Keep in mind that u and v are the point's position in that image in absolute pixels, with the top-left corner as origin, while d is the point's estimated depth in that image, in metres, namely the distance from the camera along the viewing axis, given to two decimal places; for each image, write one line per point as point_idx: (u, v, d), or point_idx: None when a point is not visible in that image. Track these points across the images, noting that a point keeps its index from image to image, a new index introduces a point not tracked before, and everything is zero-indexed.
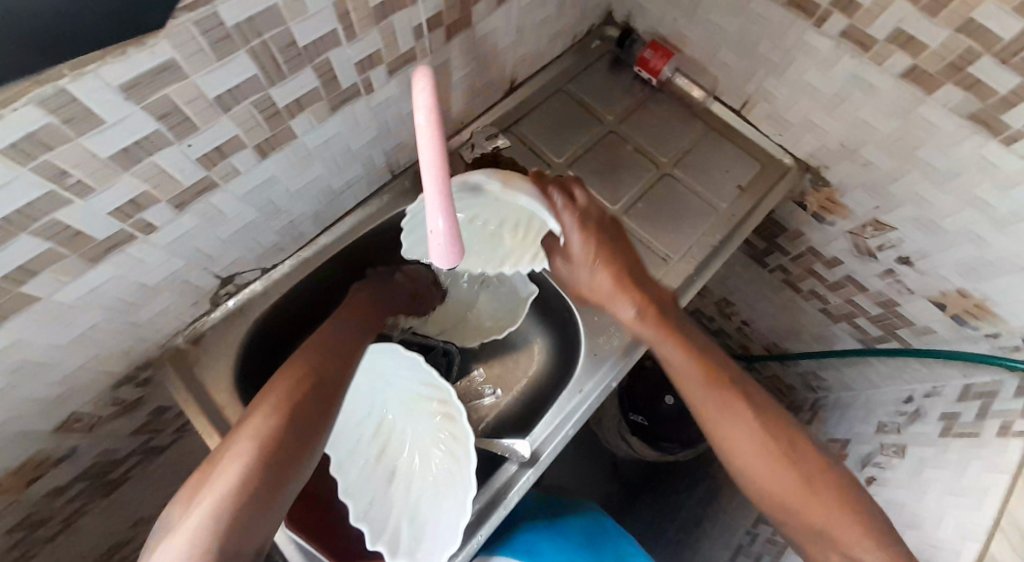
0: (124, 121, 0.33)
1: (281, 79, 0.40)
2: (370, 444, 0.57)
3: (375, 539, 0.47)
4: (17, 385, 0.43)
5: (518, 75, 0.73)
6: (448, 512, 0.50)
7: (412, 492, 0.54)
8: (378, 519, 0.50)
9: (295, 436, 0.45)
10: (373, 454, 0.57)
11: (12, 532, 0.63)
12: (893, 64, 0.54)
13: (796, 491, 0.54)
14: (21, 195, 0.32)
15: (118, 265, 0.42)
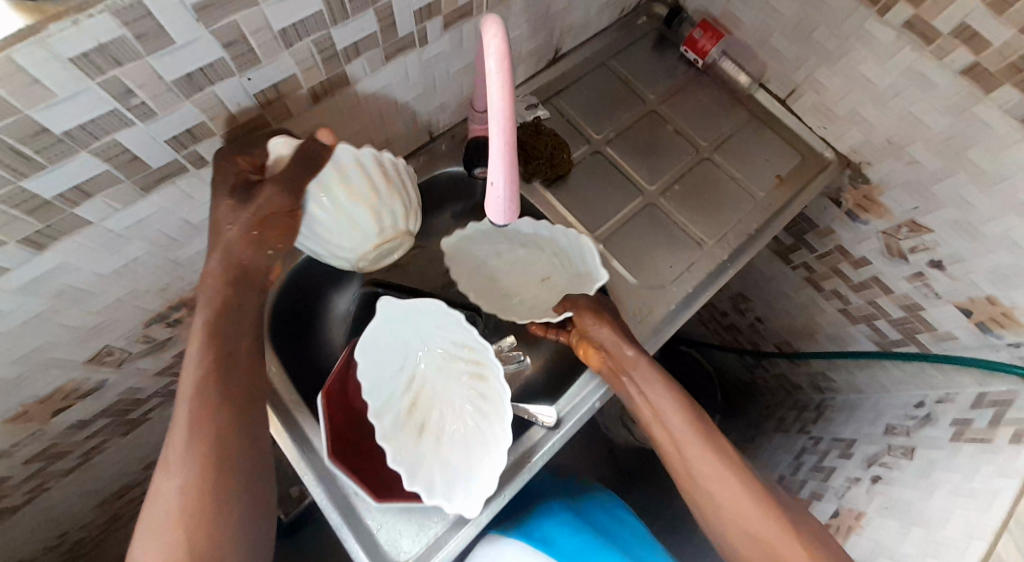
0: (193, 44, 0.32)
1: (344, 19, 0.39)
2: (402, 397, 0.57)
3: (412, 480, 0.49)
4: (58, 310, 0.43)
5: (563, 46, 0.72)
6: (484, 466, 0.51)
7: (442, 446, 0.55)
8: (411, 462, 0.51)
9: (244, 466, 0.39)
10: (404, 407, 0.57)
11: (33, 462, 0.64)
12: (953, 60, 0.53)
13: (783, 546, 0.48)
14: (87, 111, 0.31)
15: (167, 196, 0.41)
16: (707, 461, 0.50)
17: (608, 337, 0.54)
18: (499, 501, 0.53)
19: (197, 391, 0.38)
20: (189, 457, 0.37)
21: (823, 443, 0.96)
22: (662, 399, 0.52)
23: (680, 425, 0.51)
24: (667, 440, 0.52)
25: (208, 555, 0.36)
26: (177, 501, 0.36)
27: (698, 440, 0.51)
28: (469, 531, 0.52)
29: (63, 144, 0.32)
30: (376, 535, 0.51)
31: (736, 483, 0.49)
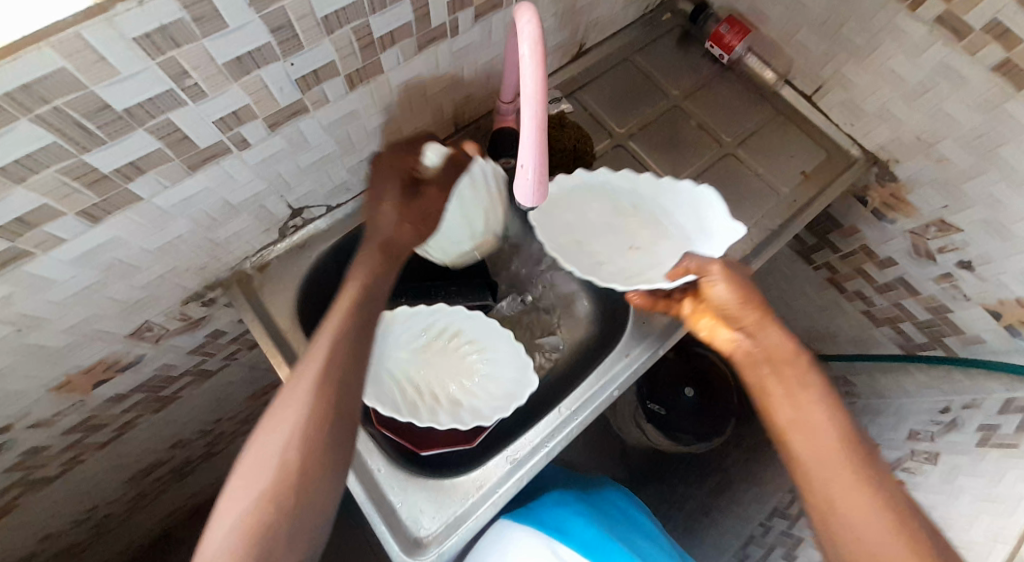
0: (244, 27, 0.34)
1: (382, 8, 0.41)
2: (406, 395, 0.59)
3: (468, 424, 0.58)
4: (106, 283, 0.46)
5: (589, 41, 0.73)
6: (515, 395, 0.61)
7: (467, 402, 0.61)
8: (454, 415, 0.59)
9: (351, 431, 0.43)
10: (414, 400, 0.59)
11: (72, 433, 0.67)
12: (987, 55, 0.52)
13: None
14: (146, 89, 0.33)
15: (211, 177, 0.43)
16: (842, 469, 0.43)
17: (744, 316, 0.52)
18: (516, 481, 0.56)
19: (322, 372, 0.42)
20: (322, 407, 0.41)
21: None
22: (803, 392, 0.48)
23: (814, 419, 0.46)
24: (798, 437, 0.46)
25: (314, 503, 0.39)
26: (302, 444, 0.39)
27: (837, 443, 0.44)
28: (488, 510, 0.54)
29: (122, 121, 0.34)
30: (398, 511, 0.53)
31: (874, 500, 0.42)
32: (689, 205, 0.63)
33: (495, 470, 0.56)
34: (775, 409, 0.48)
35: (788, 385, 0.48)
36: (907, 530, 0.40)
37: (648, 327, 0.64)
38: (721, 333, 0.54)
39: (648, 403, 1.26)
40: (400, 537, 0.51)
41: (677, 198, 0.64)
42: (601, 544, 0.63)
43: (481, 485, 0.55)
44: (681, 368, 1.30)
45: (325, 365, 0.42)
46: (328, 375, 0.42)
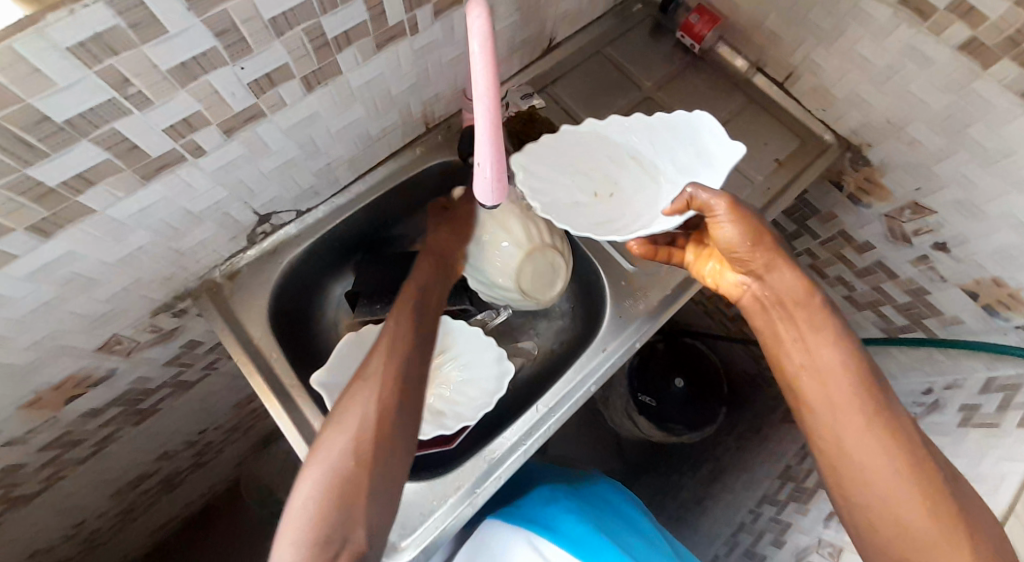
0: (185, 33, 0.33)
1: (333, 8, 0.40)
2: None
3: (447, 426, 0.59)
4: (66, 298, 0.45)
5: (558, 35, 0.72)
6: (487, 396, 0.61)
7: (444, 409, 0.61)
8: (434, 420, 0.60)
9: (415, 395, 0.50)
10: None
11: (49, 449, 0.67)
12: (951, 35, 0.52)
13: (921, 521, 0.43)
14: (86, 99, 0.32)
15: (168, 186, 0.43)
16: (854, 410, 0.47)
17: (753, 259, 0.52)
18: (494, 480, 0.56)
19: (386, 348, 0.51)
20: (385, 379, 0.49)
21: None
22: (818, 337, 0.50)
23: (831, 364, 0.49)
24: (812, 381, 0.49)
25: (383, 456, 0.46)
26: (366, 408, 0.47)
27: (848, 384, 0.48)
28: (466, 510, 0.55)
29: (64, 133, 0.33)
30: None
31: (884, 437, 0.46)
32: (685, 138, 0.61)
33: (473, 470, 0.56)
34: (787, 354, 0.51)
35: (802, 329, 0.51)
36: (915, 460, 0.45)
37: (625, 321, 0.63)
38: (727, 276, 0.57)
39: (639, 396, 1.27)
40: None
41: (670, 137, 0.62)
42: (586, 539, 0.61)
43: (459, 486, 0.55)
44: (670, 360, 1.31)
45: (389, 376, 0.49)
46: (387, 385, 0.49)
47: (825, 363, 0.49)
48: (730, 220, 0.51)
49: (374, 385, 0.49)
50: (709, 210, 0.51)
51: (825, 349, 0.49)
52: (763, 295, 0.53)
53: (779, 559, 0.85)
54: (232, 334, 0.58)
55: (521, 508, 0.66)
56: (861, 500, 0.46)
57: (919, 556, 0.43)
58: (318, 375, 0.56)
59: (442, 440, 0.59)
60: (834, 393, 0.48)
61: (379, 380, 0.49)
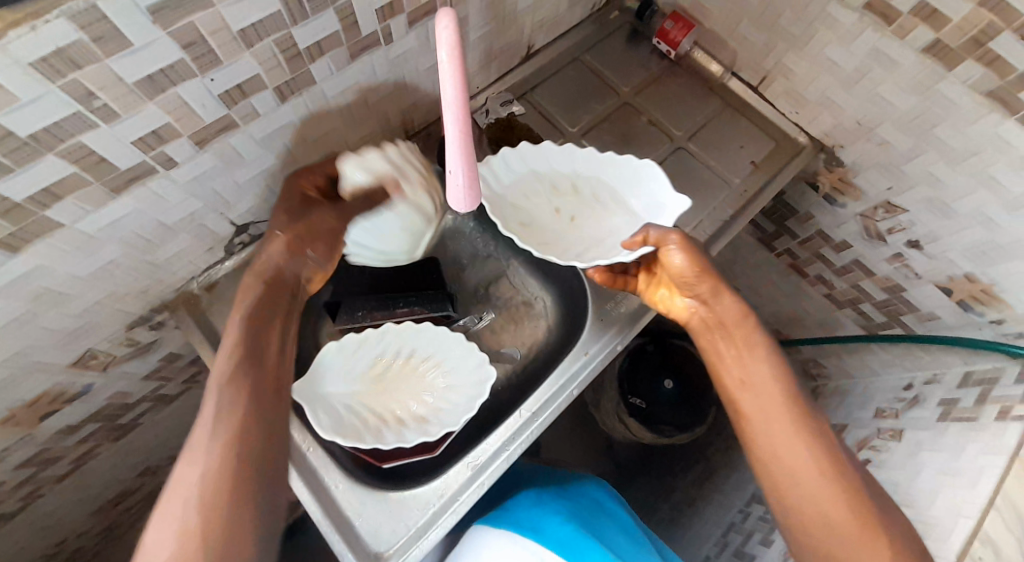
0: (151, 45, 0.33)
1: (303, 19, 0.40)
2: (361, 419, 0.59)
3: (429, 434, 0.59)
4: (37, 313, 0.44)
5: (535, 42, 0.73)
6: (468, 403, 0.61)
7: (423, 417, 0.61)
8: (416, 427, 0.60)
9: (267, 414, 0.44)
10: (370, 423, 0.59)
11: (25, 467, 0.66)
12: (915, 38, 0.53)
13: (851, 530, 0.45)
14: (49, 113, 0.32)
15: (139, 198, 0.42)
16: (788, 421, 0.49)
17: (700, 286, 0.54)
18: (476, 487, 0.56)
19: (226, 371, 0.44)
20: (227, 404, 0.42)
21: None
22: (753, 353, 0.52)
23: (764, 381, 0.51)
24: (749, 398, 0.51)
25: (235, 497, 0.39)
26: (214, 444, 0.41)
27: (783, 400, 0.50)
28: (450, 519, 0.55)
29: (28, 147, 0.33)
30: (359, 529, 0.53)
31: (812, 449, 0.48)
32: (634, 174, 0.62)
33: (456, 478, 0.56)
34: (725, 368, 0.53)
35: (738, 348, 0.53)
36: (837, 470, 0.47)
37: (606, 324, 0.64)
38: (676, 302, 0.57)
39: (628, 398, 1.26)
40: (359, 553, 0.52)
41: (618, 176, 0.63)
42: (573, 540, 0.62)
43: (443, 494, 0.55)
44: (659, 362, 1.30)
45: (224, 418, 0.42)
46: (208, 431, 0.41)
47: (763, 379, 0.51)
48: (682, 252, 0.53)
49: (215, 416, 0.42)
50: (663, 243, 0.53)
51: (759, 365, 0.51)
52: (706, 318, 0.55)
53: None
54: (210, 345, 0.58)
55: (505, 511, 0.66)
56: (794, 507, 0.47)
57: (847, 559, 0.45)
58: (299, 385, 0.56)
59: (425, 448, 0.58)
60: (767, 407, 0.50)
61: (210, 430, 0.41)
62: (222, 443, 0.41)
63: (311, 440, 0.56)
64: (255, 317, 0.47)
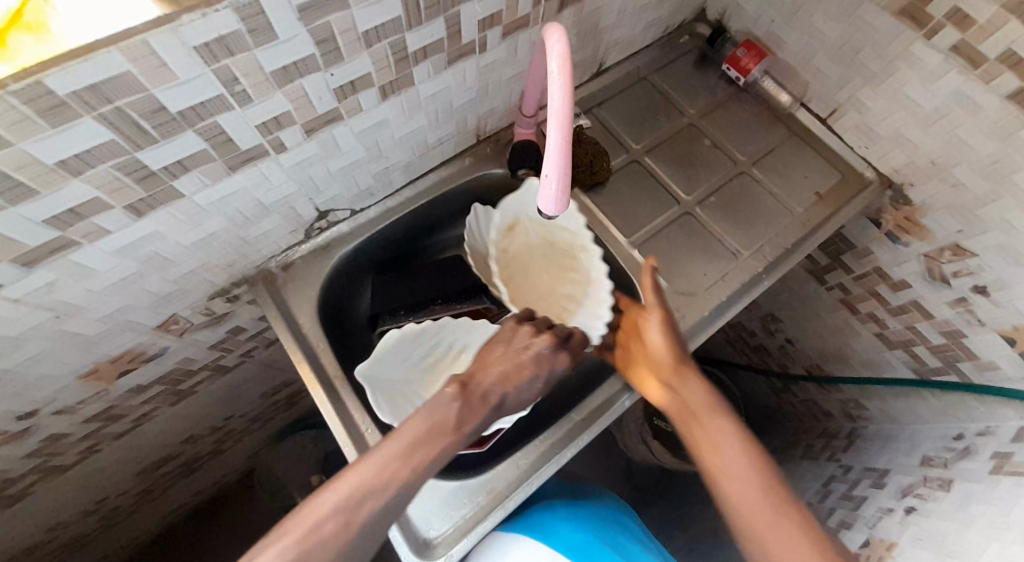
0: (292, 40, 0.36)
1: (418, 24, 0.43)
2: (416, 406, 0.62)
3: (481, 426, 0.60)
4: (143, 275, 0.48)
5: (607, 60, 0.75)
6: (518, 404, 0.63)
7: None
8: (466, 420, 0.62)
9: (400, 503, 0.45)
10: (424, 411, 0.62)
11: (92, 421, 0.70)
12: (1000, 84, 0.53)
13: (772, 521, 0.45)
14: (199, 93, 0.35)
15: (248, 177, 0.46)
16: (707, 425, 0.52)
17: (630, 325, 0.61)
18: (525, 486, 0.57)
19: (409, 444, 0.47)
20: (389, 467, 0.45)
21: (853, 472, 0.94)
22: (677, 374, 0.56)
23: (737, 467, 0.49)
24: (702, 462, 0.51)
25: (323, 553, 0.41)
26: (355, 491, 0.44)
27: (757, 487, 0.47)
28: (498, 516, 0.56)
29: (174, 122, 0.36)
30: (410, 513, 0.55)
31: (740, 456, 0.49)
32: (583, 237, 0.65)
33: (504, 474, 0.58)
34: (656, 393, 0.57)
35: (710, 434, 0.51)
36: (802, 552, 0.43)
37: None
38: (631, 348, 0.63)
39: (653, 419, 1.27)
40: (410, 539, 0.53)
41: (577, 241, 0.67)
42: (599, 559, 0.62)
43: (491, 489, 0.57)
44: None
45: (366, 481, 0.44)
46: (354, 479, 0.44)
47: (684, 393, 0.54)
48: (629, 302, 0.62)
49: (375, 467, 0.45)
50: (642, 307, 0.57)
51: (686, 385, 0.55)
52: (678, 404, 0.54)
53: None
54: (283, 322, 0.61)
55: (525, 516, 0.67)
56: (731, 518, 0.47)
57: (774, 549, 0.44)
58: (362, 366, 0.58)
59: (477, 442, 0.59)
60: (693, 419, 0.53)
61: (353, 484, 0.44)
62: (351, 500, 0.43)
63: (369, 422, 0.58)
64: (466, 400, 0.50)
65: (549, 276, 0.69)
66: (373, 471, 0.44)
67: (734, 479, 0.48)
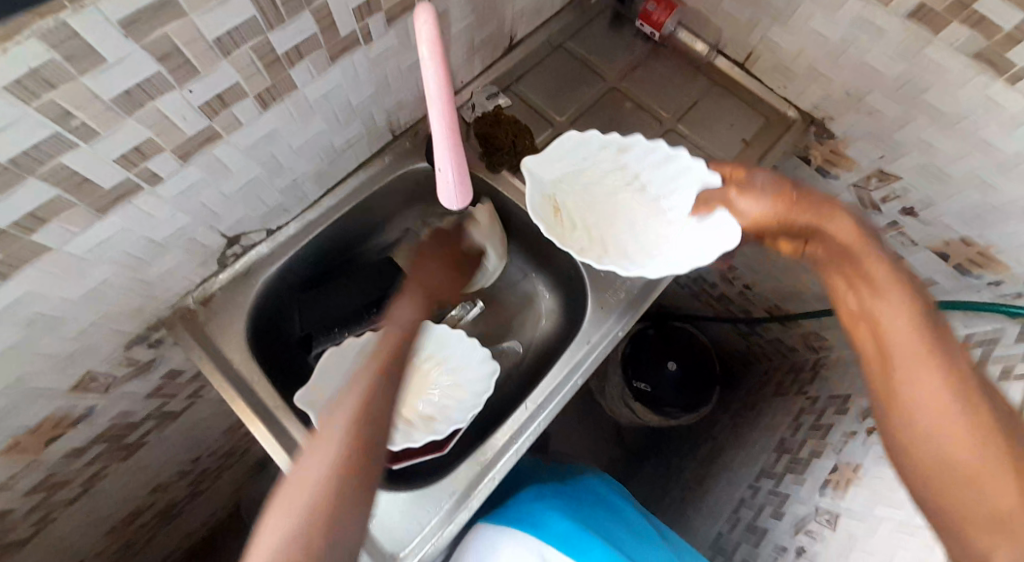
0: (125, 60, 0.32)
1: (280, 23, 0.39)
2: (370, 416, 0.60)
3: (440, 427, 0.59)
4: (33, 338, 0.44)
5: (517, 32, 0.72)
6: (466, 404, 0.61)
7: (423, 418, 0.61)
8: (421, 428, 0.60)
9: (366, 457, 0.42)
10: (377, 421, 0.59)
11: (33, 494, 0.65)
12: (899, 4, 0.52)
13: (920, 373, 0.40)
14: (27, 135, 0.31)
15: (126, 216, 0.42)
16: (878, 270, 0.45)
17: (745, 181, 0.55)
18: (488, 482, 0.56)
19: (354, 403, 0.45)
20: (339, 432, 0.43)
21: (819, 403, 0.96)
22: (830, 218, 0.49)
23: (892, 315, 0.42)
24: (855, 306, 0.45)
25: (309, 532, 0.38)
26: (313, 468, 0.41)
27: (916, 337, 0.41)
28: (465, 516, 0.55)
29: (9, 172, 0.32)
30: (373, 530, 0.53)
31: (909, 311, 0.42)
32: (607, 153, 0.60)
33: (466, 473, 0.56)
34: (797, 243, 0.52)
35: (867, 287, 0.45)
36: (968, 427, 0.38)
37: (606, 312, 0.63)
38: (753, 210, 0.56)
39: (632, 382, 1.28)
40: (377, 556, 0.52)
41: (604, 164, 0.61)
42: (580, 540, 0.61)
43: (455, 491, 0.55)
44: (661, 345, 1.32)
45: (351, 414, 0.44)
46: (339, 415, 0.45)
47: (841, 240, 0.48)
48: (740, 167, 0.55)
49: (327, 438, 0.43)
50: (726, 203, 0.55)
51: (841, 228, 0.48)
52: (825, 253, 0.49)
53: (781, 535, 0.84)
54: (211, 360, 0.57)
55: (509, 508, 0.65)
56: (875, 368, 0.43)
57: (907, 409, 0.40)
58: (302, 393, 0.56)
59: (435, 446, 0.58)
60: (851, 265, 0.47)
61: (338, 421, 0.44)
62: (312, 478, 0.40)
63: None
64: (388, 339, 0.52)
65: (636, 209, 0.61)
66: (327, 442, 0.42)
67: (894, 332, 0.42)
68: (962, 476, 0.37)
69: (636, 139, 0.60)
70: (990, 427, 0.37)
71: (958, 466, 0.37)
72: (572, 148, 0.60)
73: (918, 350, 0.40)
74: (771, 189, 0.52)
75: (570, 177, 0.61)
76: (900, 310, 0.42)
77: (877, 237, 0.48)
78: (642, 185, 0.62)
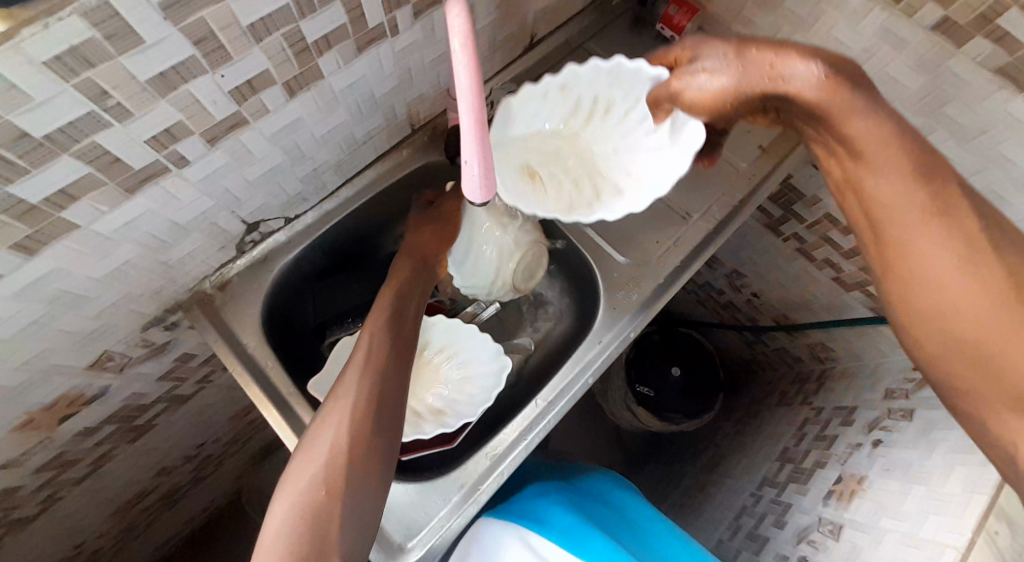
0: (162, 42, 0.33)
1: (312, 12, 0.40)
2: None
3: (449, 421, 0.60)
4: (55, 316, 0.45)
5: (538, 32, 0.72)
6: (476, 396, 0.61)
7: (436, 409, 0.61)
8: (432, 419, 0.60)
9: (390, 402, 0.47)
10: None
11: (43, 471, 0.66)
12: (924, 17, 0.52)
13: (944, 253, 0.40)
14: (64, 113, 0.32)
15: (152, 198, 0.42)
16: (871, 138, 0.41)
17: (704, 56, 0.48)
18: (496, 477, 0.57)
19: (371, 346, 0.49)
20: (363, 376, 0.47)
21: (824, 413, 0.96)
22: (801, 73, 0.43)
23: (893, 184, 0.41)
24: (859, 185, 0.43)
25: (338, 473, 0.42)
26: (343, 410, 0.45)
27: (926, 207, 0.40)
28: (472, 509, 0.55)
29: (44, 148, 0.33)
30: (382, 521, 0.53)
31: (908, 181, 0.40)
32: (548, 95, 0.55)
33: (475, 466, 0.56)
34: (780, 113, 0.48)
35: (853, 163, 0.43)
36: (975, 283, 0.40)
37: (618, 313, 0.64)
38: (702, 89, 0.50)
39: (636, 386, 1.27)
40: (384, 546, 0.52)
41: (550, 103, 0.56)
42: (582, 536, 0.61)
43: (464, 485, 0.56)
44: (665, 350, 1.32)
45: (367, 387, 0.46)
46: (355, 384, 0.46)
47: (825, 103, 0.42)
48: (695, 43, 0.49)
49: (352, 380, 0.47)
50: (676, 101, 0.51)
51: (815, 90, 0.43)
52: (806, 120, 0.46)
53: (782, 543, 0.84)
54: (225, 344, 0.58)
55: (513, 503, 0.66)
56: (887, 255, 0.43)
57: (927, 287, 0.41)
58: (315, 380, 0.57)
59: (444, 439, 0.61)
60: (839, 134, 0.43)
61: (353, 393, 0.46)
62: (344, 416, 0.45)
63: None
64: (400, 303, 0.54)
65: (599, 139, 0.58)
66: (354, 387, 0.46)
67: (898, 216, 0.41)
68: (970, 353, 0.40)
69: (572, 72, 0.54)
70: (997, 280, 0.38)
71: (966, 336, 0.40)
72: (512, 111, 0.54)
73: (933, 220, 0.40)
74: (728, 63, 0.47)
75: (522, 131, 0.56)
76: (901, 183, 0.40)
77: (858, 84, 0.42)
78: (606, 105, 0.56)
